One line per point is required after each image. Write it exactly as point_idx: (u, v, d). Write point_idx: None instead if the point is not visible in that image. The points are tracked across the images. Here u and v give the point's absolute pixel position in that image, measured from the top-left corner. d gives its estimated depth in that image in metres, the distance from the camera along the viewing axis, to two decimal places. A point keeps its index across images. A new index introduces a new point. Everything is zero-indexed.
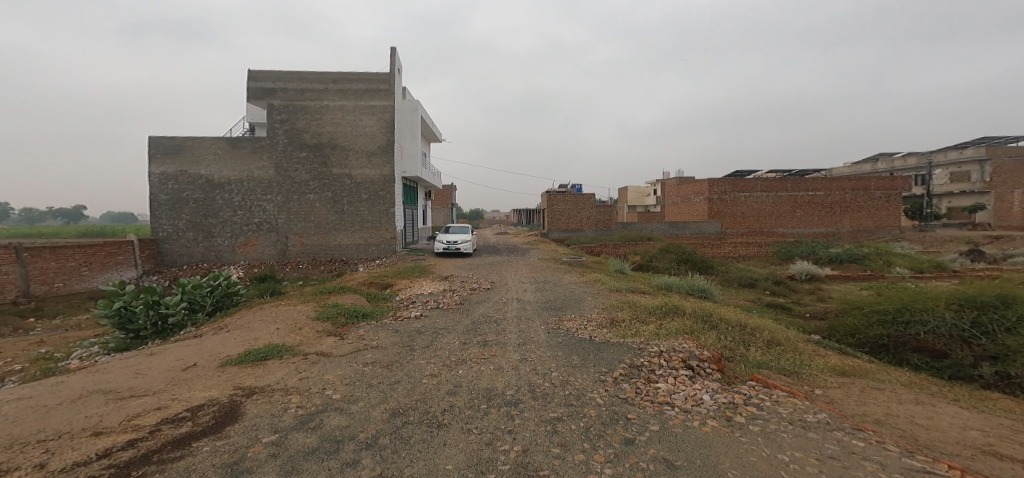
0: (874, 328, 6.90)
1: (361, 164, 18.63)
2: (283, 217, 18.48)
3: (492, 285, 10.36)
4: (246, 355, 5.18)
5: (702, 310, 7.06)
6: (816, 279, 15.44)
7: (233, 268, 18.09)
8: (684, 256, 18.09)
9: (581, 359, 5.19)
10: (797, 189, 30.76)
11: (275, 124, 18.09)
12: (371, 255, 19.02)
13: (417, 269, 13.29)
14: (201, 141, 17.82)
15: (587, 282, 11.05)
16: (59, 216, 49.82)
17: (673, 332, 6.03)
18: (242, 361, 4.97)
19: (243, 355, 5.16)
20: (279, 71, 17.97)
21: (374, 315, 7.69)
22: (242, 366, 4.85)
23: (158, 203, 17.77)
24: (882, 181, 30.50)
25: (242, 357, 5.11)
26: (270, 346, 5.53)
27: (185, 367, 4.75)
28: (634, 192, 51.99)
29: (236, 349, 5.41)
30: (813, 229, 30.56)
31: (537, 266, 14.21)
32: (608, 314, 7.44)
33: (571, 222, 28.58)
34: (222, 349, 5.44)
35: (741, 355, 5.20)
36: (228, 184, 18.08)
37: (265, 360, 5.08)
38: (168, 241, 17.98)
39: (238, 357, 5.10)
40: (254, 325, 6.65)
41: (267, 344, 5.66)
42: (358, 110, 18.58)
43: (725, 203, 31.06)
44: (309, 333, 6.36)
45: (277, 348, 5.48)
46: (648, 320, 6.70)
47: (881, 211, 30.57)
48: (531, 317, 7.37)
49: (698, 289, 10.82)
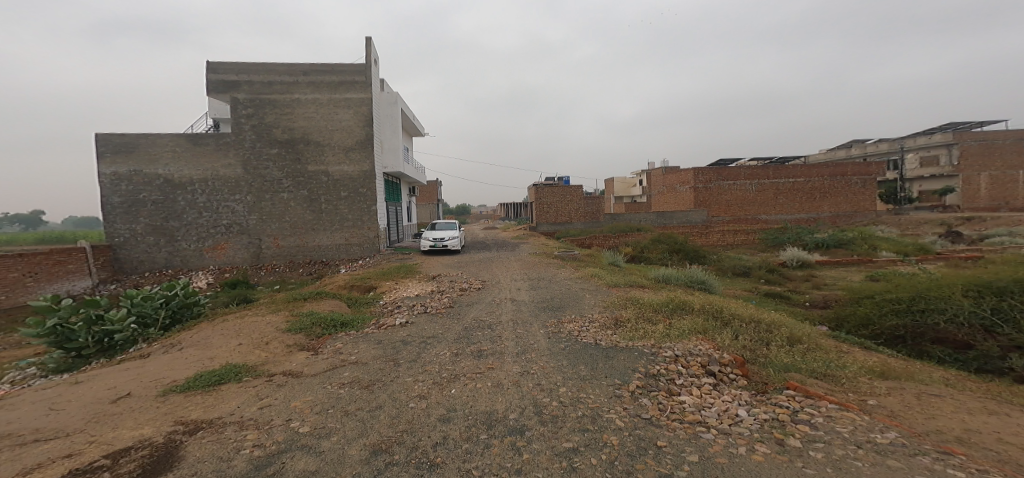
0: (888, 318, 6.55)
1: (337, 159, 17.59)
2: (254, 218, 17.32)
3: (484, 285, 9.69)
4: (197, 379, 4.40)
5: (710, 305, 6.60)
6: (808, 265, 15.35)
7: (202, 273, 16.86)
8: (676, 247, 17.78)
9: (590, 370, 4.62)
10: (779, 176, 30.97)
11: (240, 119, 16.86)
12: (353, 255, 18.06)
13: (403, 270, 12.51)
14: (158, 138, 16.48)
15: (583, 277, 10.51)
16: (17, 222, 46.33)
17: (686, 333, 5.53)
18: (191, 388, 4.19)
19: (194, 380, 4.38)
20: (243, 63, 16.73)
21: (354, 324, 6.93)
22: (190, 394, 4.07)
23: (112, 206, 16.37)
24: (859, 166, 31.03)
25: (191, 382, 4.32)
26: (229, 367, 4.76)
27: (117, 398, 3.95)
28: (619, 183, 51.98)
29: (184, 373, 4.60)
30: (796, 215, 30.89)
31: (529, 262, 13.62)
32: (610, 313, 6.88)
33: (559, 215, 28.10)
34: (167, 373, 4.62)
35: (765, 358, 4.72)
36: (192, 183, 16.82)
37: (221, 385, 4.32)
38: (127, 246, 16.59)
39: (186, 383, 4.31)
40: (213, 341, 5.82)
41: (225, 364, 4.89)
42: (332, 103, 17.48)
43: (710, 192, 31.07)
44: (278, 348, 5.60)
45: (236, 369, 4.72)
46: (656, 319, 6.20)
47: (859, 196, 31.17)
48: (528, 320, 6.75)
49: (697, 281, 10.44)
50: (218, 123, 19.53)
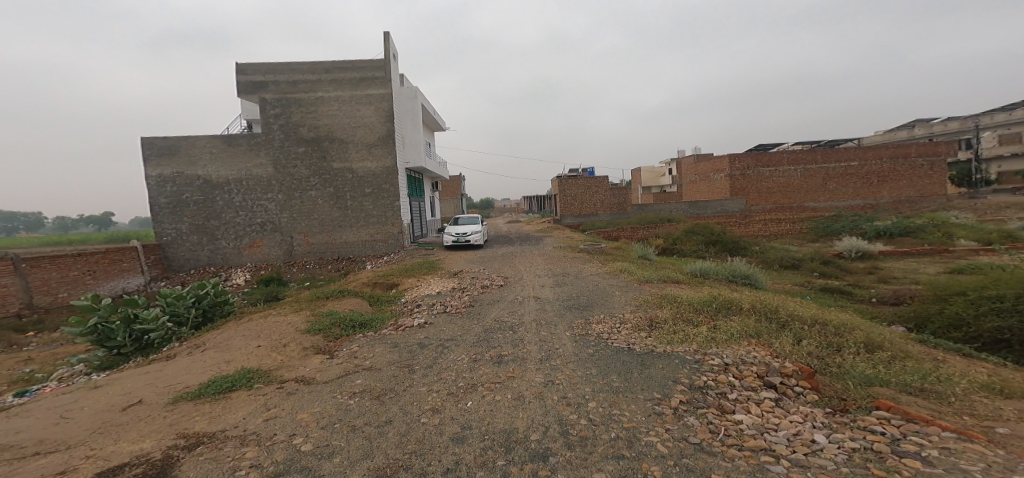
0: (987, 319, 5.60)
1: (361, 156, 17.65)
2: (286, 216, 17.72)
3: (506, 281, 9.23)
4: (209, 385, 4.21)
5: (760, 303, 5.82)
6: (867, 256, 13.84)
7: (240, 270, 17.47)
8: (713, 238, 16.59)
9: (624, 380, 4.05)
10: (828, 160, 28.51)
11: (269, 119, 17.20)
12: (380, 251, 18.16)
13: (425, 265, 12.27)
14: (195, 140, 17.11)
15: (610, 273, 9.83)
16: (90, 224, 50.61)
17: (737, 336, 4.82)
18: (202, 395, 3.99)
19: (206, 386, 4.18)
20: (270, 64, 17.04)
21: (374, 325, 6.69)
22: (200, 402, 3.87)
23: (159, 207, 17.17)
24: (924, 147, 28.10)
25: (202, 389, 4.13)
26: (241, 371, 4.56)
27: (126, 406, 3.80)
28: (649, 172, 50.05)
29: (197, 378, 4.43)
30: (849, 201, 28.34)
31: (553, 256, 13.05)
32: (645, 313, 6.23)
33: (585, 207, 27.20)
34: (182, 378, 4.46)
35: (837, 369, 3.98)
36: (227, 183, 17.38)
37: (231, 392, 4.10)
38: (173, 245, 17.42)
39: (197, 389, 4.12)
40: (230, 342, 5.69)
41: (239, 368, 4.69)
42: (354, 100, 17.53)
43: (749, 179, 29.07)
44: (294, 350, 5.39)
45: (247, 374, 4.50)
46: (698, 319, 5.50)
47: (924, 179, 28.21)
48: (553, 320, 6.23)
49: (739, 275, 9.52)
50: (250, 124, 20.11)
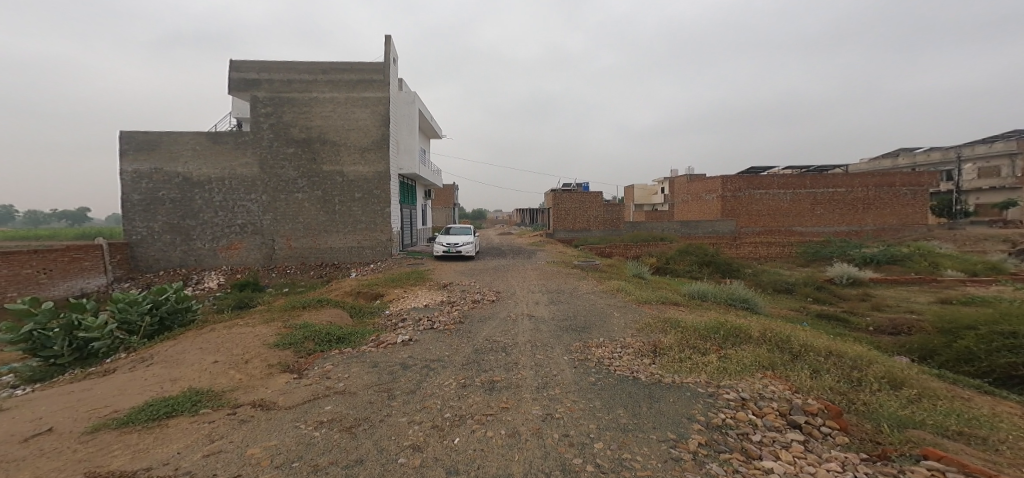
0: (1000, 355, 5.31)
1: (353, 159, 17.11)
2: (269, 218, 16.97)
3: (498, 297, 8.76)
4: (143, 410, 3.61)
5: (769, 330, 5.48)
6: (859, 283, 13.81)
7: (214, 273, 16.58)
8: (707, 258, 16.44)
9: (633, 416, 3.61)
10: (816, 185, 29.01)
11: (259, 118, 16.60)
12: (366, 258, 17.48)
13: (413, 276, 11.71)
14: (178, 135, 16.36)
15: (606, 291, 9.45)
16: (63, 219, 48.37)
17: (749, 368, 4.44)
18: (130, 423, 3.39)
19: (138, 412, 3.58)
20: (264, 61, 16.54)
21: (352, 340, 6.12)
22: (127, 432, 3.26)
23: (131, 203, 16.27)
24: (907, 177, 28.81)
25: (134, 415, 3.52)
26: (185, 393, 3.95)
27: (31, 437, 3.16)
28: (641, 190, 50.51)
29: (132, 401, 3.81)
30: (835, 227, 28.78)
31: (548, 271, 12.65)
32: (646, 338, 5.84)
33: (578, 222, 27.01)
34: (112, 400, 3.83)
35: (866, 408, 3.59)
36: (208, 182, 16.61)
37: (170, 419, 3.50)
38: (143, 244, 16.46)
39: (127, 415, 3.51)
40: (183, 356, 5.06)
41: (183, 389, 4.09)
42: (350, 102, 17.06)
43: (740, 201, 29.37)
44: (256, 367, 4.79)
45: (192, 397, 3.90)
46: (705, 347, 5.13)
47: (907, 209, 28.86)
48: (548, 343, 5.79)
49: (738, 299, 9.24)
50: (240, 122, 19.44)
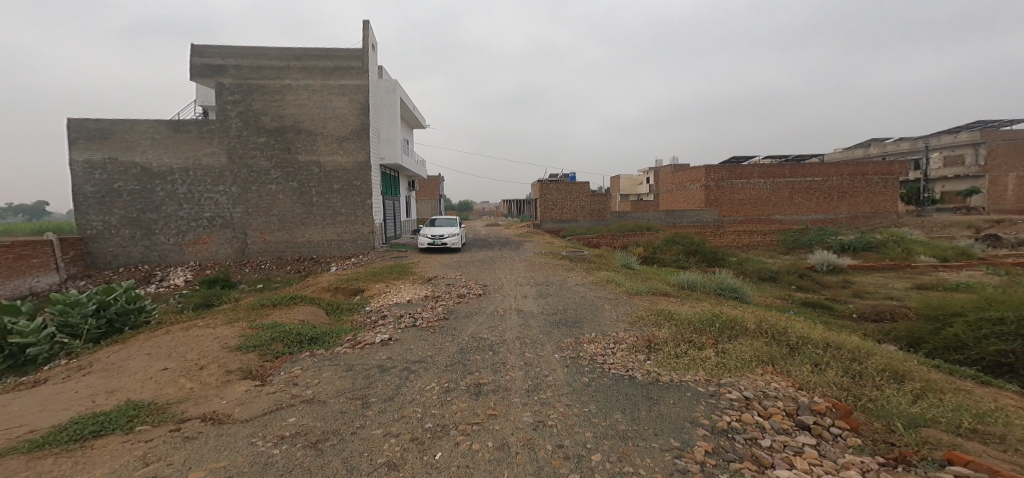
0: (990, 342, 5.28)
1: (330, 149, 16.30)
2: (239, 211, 16.06)
3: (485, 290, 8.41)
4: (64, 431, 3.10)
5: (764, 322, 5.31)
6: (839, 270, 14.04)
7: (181, 269, 15.64)
8: (693, 248, 16.46)
9: (633, 422, 3.33)
10: (795, 175, 29.54)
11: (226, 106, 15.56)
12: (346, 252, 16.80)
13: (396, 270, 11.21)
14: (135, 123, 15.20)
15: (596, 283, 9.21)
16: (21, 213, 45.22)
17: (748, 363, 4.24)
18: (46, 447, 2.89)
19: (57, 433, 3.07)
20: (230, 46, 15.47)
21: (326, 341, 5.67)
22: (39, 457, 2.78)
23: (84, 196, 15.10)
24: (880, 166, 29.64)
25: (51, 437, 3.02)
26: (121, 409, 3.45)
27: None
28: (626, 180, 50.77)
29: (53, 420, 3.29)
30: (813, 215, 29.46)
31: (536, 263, 12.35)
32: (641, 333, 5.60)
33: (564, 212, 26.80)
34: (31, 421, 3.31)
35: (876, 406, 3.39)
36: (171, 173, 15.56)
37: (95, 441, 3.01)
38: (100, 240, 15.36)
39: (44, 439, 3.00)
40: (126, 364, 4.51)
41: (121, 403, 3.58)
42: (326, 90, 16.19)
43: (722, 191, 29.69)
44: (212, 374, 4.30)
45: (130, 413, 3.40)
46: (701, 341, 4.92)
47: (879, 197, 29.74)
48: (538, 340, 5.48)
49: (728, 289, 9.15)
50: (206, 111, 18.27)
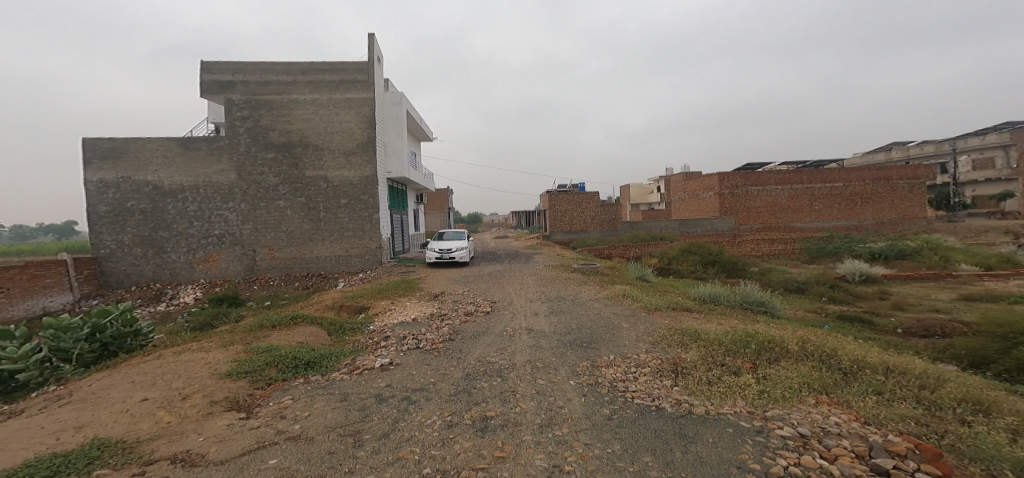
0: None
1: (338, 164, 16.25)
2: (248, 227, 16.02)
3: (493, 307, 7.94)
4: (14, 475, 2.72)
5: (806, 342, 4.75)
6: (871, 280, 13.18)
7: (191, 287, 15.60)
8: (711, 258, 15.76)
9: (668, 466, 2.82)
10: (814, 180, 28.56)
11: (235, 122, 15.70)
12: (354, 267, 16.57)
13: (402, 285, 10.84)
14: (147, 142, 15.41)
15: (611, 298, 8.66)
16: (50, 232, 46.51)
17: (797, 392, 3.67)
18: None
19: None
20: (240, 62, 15.68)
21: (323, 365, 5.27)
22: None
23: (98, 215, 15.26)
24: (905, 170, 28.47)
25: None
26: (84, 449, 3.06)
27: None
28: (636, 190, 50.17)
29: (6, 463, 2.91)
30: (835, 222, 28.32)
31: (546, 276, 11.89)
32: (665, 355, 5.06)
33: (574, 223, 26.32)
34: None
35: (967, 446, 2.81)
36: (182, 191, 15.66)
37: None
38: (112, 258, 15.43)
39: None
40: (106, 394, 4.16)
41: (87, 441, 3.20)
42: (332, 104, 16.21)
43: (738, 198, 28.85)
44: (194, 406, 3.91)
45: (94, 453, 3.02)
46: (737, 365, 4.37)
47: (906, 202, 28.51)
48: (551, 364, 5.01)
49: (754, 303, 8.50)
50: (217, 128, 18.51)
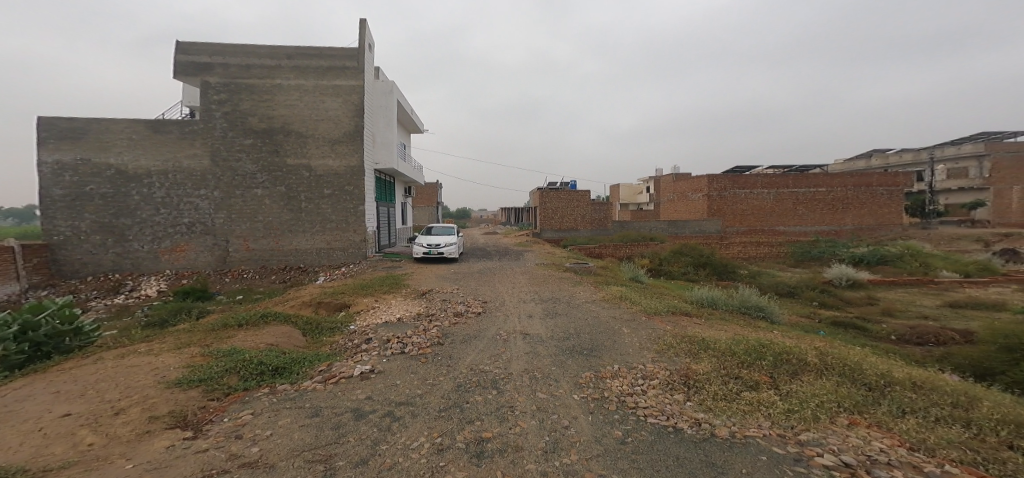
0: None
1: (321, 153, 15.40)
2: (221, 216, 15.04)
3: (485, 308, 7.43)
4: None
5: (824, 354, 4.42)
6: (859, 285, 13.21)
7: (155, 278, 14.55)
8: (702, 260, 15.62)
9: None
10: (799, 185, 28.98)
11: (211, 105, 14.66)
12: (335, 261, 15.79)
13: (387, 282, 10.22)
14: (112, 123, 14.24)
15: (609, 300, 8.27)
16: (11, 217, 43.55)
17: (827, 412, 3.31)
18: None
19: None
20: (219, 43, 14.65)
21: (293, 372, 4.68)
22: None
23: (53, 199, 14.05)
24: (885, 177, 29.15)
25: None
26: None
27: None
28: (625, 189, 50.37)
29: None
30: (817, 226, 28.81)
31: (540, 275, 11.46)
32: (675, 366, 4.65)
33: (563, 221, 25.99)
34: None
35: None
36: (149, 175, 14.57)
37: None
38: (68, 246, 14.27)
39: None
40: (24, 408, 3.58)
41: None
42: (318, 90, 15.34)
43: (725, 201, 29.05)
44: (128, 424, 3.38)
45: None
46: (753, 378, 4.01)
47: (885, 209, 29.21)
48: (551, 375, 4.55)
49: (754, 307, 8.24)
50: (193, 111, 17.37)
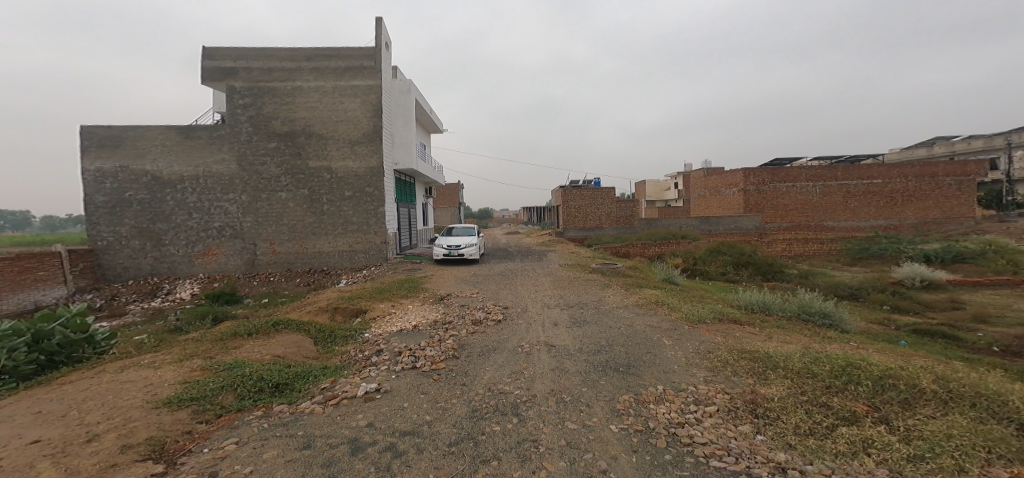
0: None
1: (342, 154, 15.29)
2: (249, 220, 15.21)
3: (505, 315, 6.76)
4: None
5: (940, 379, 3.51)
6: (934, 285, 11.62)
7: (189, 282, 14.86)
8: (744, 258, 14.35)
9: None
10: (850, 177, 26.61)
11: (236, 110, 14.83)
12: (358, 263, 15.64)
13: (405, 285, 9.78)
14: (146, 130, 14.68)
15: (642, 305, 7.45)
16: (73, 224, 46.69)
17: (977, 463, 2.44)
18: None
19: None
20: (242, 48, 14.82)
21: (296, 389, 4.19)
22: None
23: (95, 206, 14.61)
24: (952, 165, 26.27)
25: None
26: None
27: None
28: (653, 186, 48.54)
29: None
30: (872, 221, 26.35)
31: (564, 276, 10.73)
32: (738, 389, 3.81)
33: (589, 219, 25.00)
34: None
35: None
36: (181, 181, 14.91)
37: None
38: (110, 251, 14.80)
39: None
40: None
41: None
42: (337, 91, 15.25)
43: (765, 195, 27.09)
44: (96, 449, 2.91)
45: None
46: (849, 409, 3.17)
47: (952, 201, 26.31)
48: (586, 397, 3.85)
49: (815, 313, 7.16)
50: (222, 117, 17.72)
